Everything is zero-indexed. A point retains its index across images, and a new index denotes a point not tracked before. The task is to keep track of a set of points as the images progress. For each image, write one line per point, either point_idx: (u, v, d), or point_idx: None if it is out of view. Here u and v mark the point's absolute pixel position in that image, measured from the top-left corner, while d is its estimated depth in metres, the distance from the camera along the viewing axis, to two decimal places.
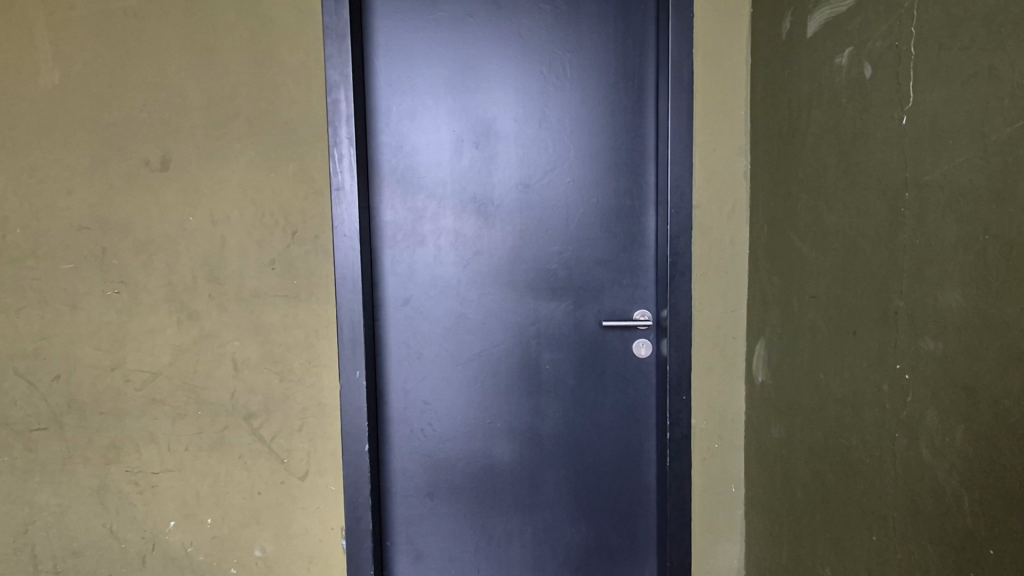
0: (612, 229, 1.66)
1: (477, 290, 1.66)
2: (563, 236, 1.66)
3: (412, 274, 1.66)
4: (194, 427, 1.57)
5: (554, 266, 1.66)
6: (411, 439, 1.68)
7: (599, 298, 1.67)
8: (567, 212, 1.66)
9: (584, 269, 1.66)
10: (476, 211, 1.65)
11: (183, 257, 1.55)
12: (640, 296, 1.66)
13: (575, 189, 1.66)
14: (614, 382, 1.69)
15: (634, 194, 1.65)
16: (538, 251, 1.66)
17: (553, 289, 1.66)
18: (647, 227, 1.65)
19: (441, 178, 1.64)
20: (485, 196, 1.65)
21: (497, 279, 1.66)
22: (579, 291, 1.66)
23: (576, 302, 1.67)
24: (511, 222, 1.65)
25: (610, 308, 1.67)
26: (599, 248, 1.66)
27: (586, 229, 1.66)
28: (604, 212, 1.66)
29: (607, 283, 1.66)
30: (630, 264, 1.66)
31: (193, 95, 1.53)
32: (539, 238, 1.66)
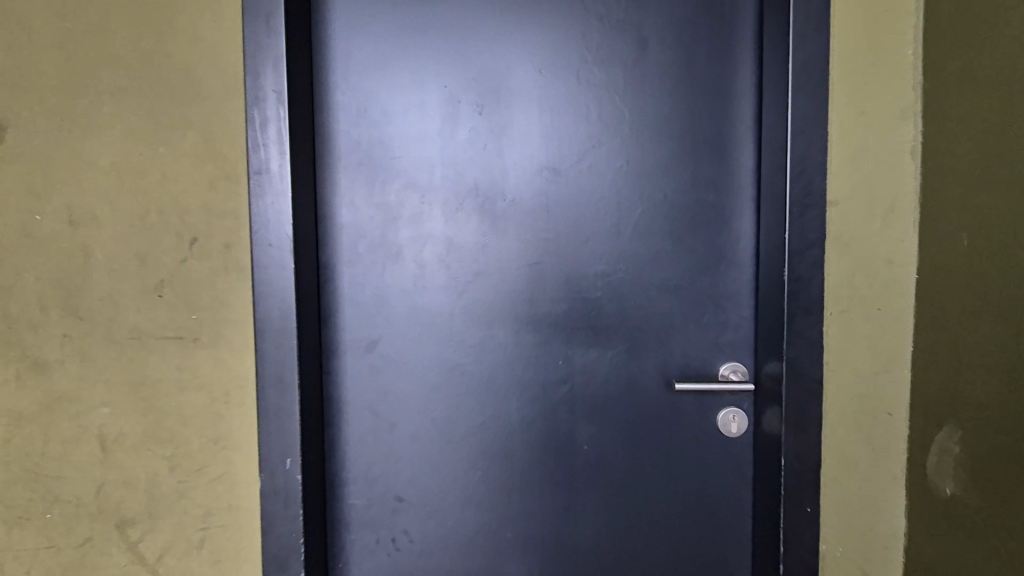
0: (686, 239, 1.08)
1: (480, 330, 1.10)
2: (611, 249, 1.09)
3: (381, 303, 1.09)
4: (40, 539, 1.02)
5: (597, 295, 1.09)
6: (377, 552, 1.12)
7: (666, 346, 1.09)
8: (617, 212, 1.08)
9: (642, 301, 1.09)
10: (478, 210, 1.08)
11: (24, 277, 1.00)
12: (727, 342, 1.09)
13: (631, 177, 1.08)
14: (685, 472, 1.11)
15: (722, 186, 1.07)
16: (572, 272, 1.09)
17: (595, 331, 1.09)
18: (741, 236, 1.07)
19: (425, 160, 1.08)
20: (491, 187, 1.08)
21: (509, 314, 1.09)
22: (634, 334, 1.09)
23: (628, 350, 1.09)
24: (532, 228, 1.08)
25: (682, 361, 1.09)
26: (666, 269, 1.08)
27: (647, 239, 1.08)
28: (675, 212, 1.08)
29: (678, 321, 1.09)
30: (714, 294, 1.08)
31: (36, 24, 0.97)
32: (575, 252, 1.09)
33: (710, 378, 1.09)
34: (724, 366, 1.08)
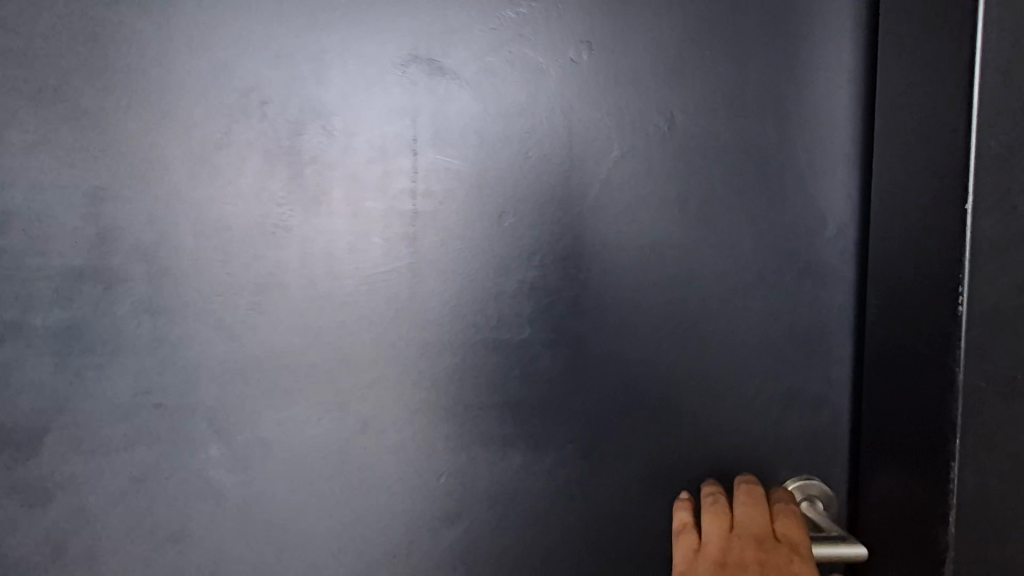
0: (719, 219, 0.51)
1: (279, 412, 0.51)
2: (560, 238, 0.51)
3: (58, 357, 0.50)
4: None
5: (530, 335, 0.51)
6: None
7: (671, 439, 0.52)
8: (573, 160, 0.51)
9: (621, 348, 0.52)
10: (271, 151, 0.49)
11: None
12: (793, 429, 0.53)
13: (605, 85, 0.50)
14: None
15: (793, 105, 0.51)
16: (478, 287, 0.51)
17: (526, 410, 0.52)
18: (830, 211, 0.51)
19: (150, 39, 0.49)
20: (300, 101, 0.49)
21: (341, 377, 0.51)
22: (605, 416, 0.52)
23: (594, 449, 0.52)
24: (389, 191, 0.50)
25: (703, 471, 0.53)
26: (677, 279, 0.51)
27: (636, 219, 0.51)
28: (696, 162, 0.51)
29: (695, 387, 0.52)
30: (772, 333, 0.52)
31: None
32: (482, 242, 0.51)
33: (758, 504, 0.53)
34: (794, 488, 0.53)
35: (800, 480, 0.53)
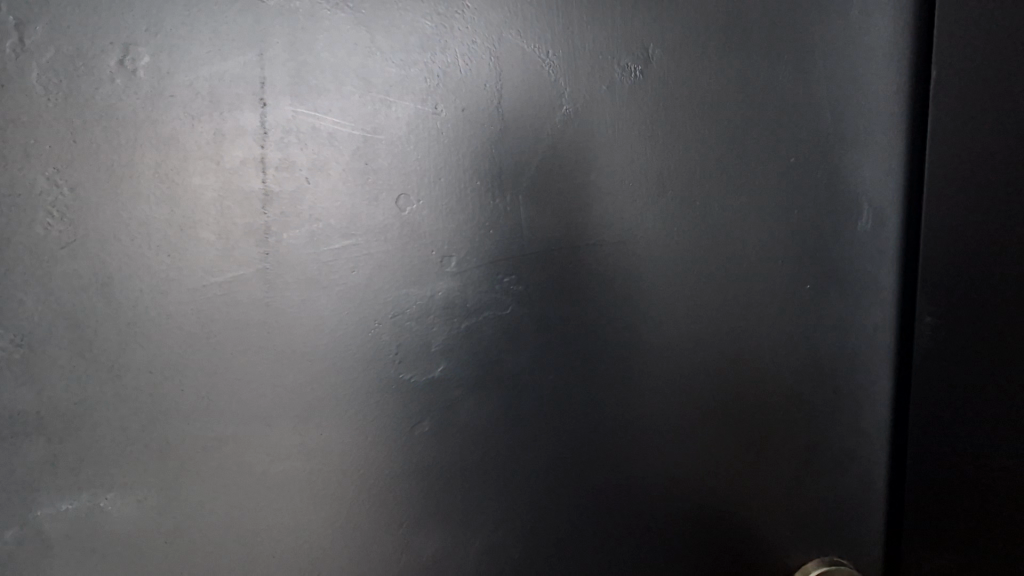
0: (710, 209, 0.37)
1: (60, 501, 0.33)
2: (490, 233, 0.35)
3: None
4: None
5: (447, 376, 0.35)
6: None
7: (642, 512, 0.38)
8: (509, 118, 0.34)
9: (577, 389, 0.37)
10: (34, 94, 0.31)
11: None
12: (797, 494, 0.40)
13: (557, 10, 0.35)
14: None
15: (810, 51, 0.37)
16: (369, 307, 0.34)
17: (444, 483, 0.36)
18: (854, 200, 0.38)
19: None
20: (82, 14, 0.31)
21: (161, 444, 0.34)
22: (555, 486, 0.37)
23: (540, 533, 0.37)
24: (228, 164, 0.33)
25: (682, 553, 0.39)
26: (653, 294, 0.37)
27: (599, 207, 0.36)
28: (680, 128, 0.36)
29: (677, 441, 0.38)
30: (776, 366, 0.38)
31: None
32: (374, 242, 0.34)
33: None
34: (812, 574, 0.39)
35: (808, 557, 0.40)
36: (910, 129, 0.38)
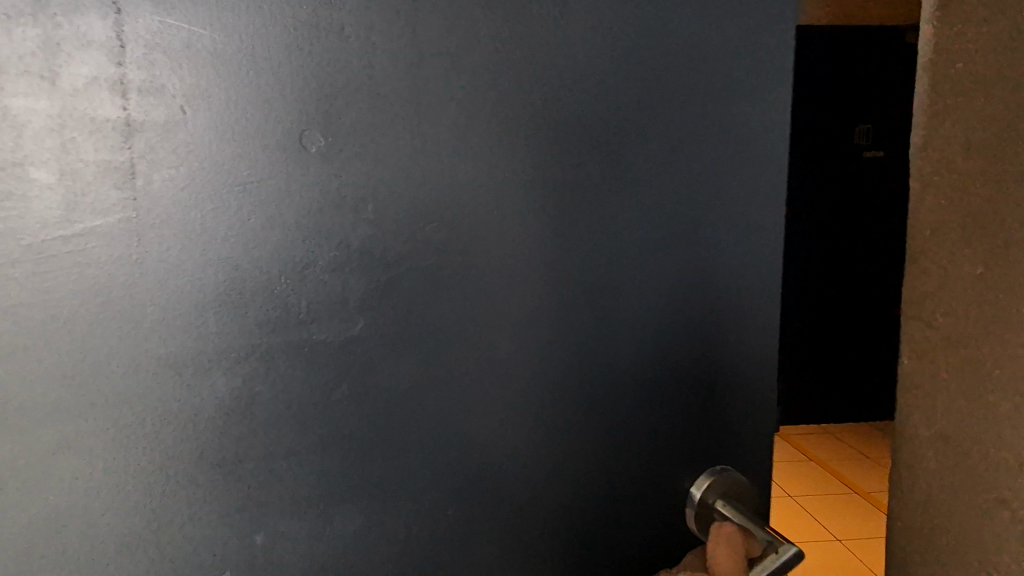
0: (621, 157, 0.34)
1: None
2: (381, 180, 0.31)
3: None
4: None
5: (345, 336, 0.32)
6: None
7: (553, 479, 0.36)
8: (404, 47, 0.31)
9: (476, 350, 0.34)
10: None
11: None
12: (705, 459, 0.37)
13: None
14: None
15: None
16: (256, 261, 0.31)
17: (347, 453, 0.33)
18: (773, 139, 0.35)
19: None
20: None
21: (32, 421, 0.30)
22: (462, 454, 0.34)
23: (459, 506, 0.35)
24: (74, 87, 0.28)
25: (592, 527, 0.36)
26: (553, 246, 0.34)
27: (488, 150, 0.32)
28: (581, 63, 0.33)
29: (587, 404, 0.35)
30: (649, 317, 0.35)
31: None
32: (260, 189, 0.30)
33: (672, 561, 0.38)
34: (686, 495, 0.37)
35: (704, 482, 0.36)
36: None
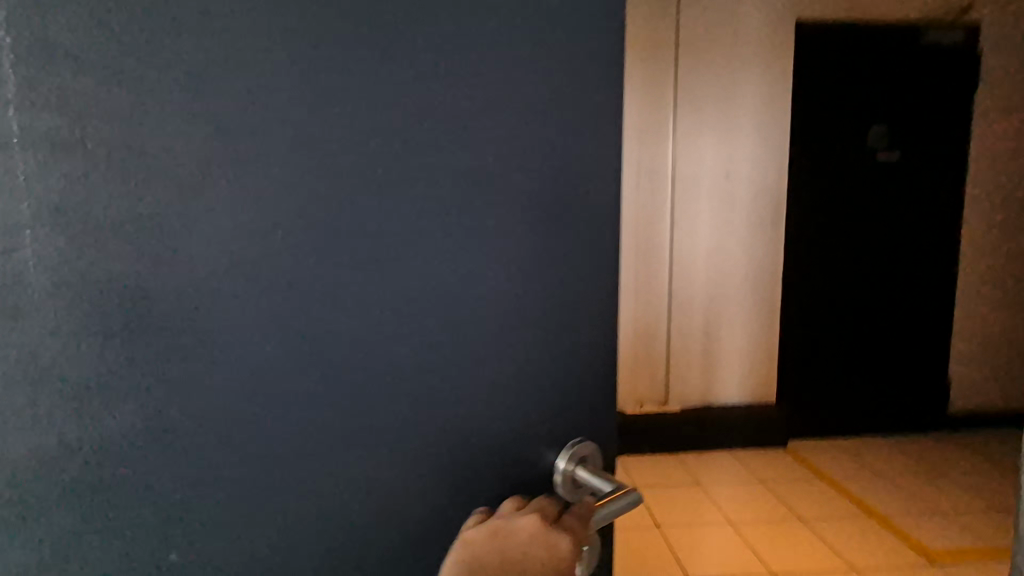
0: (428, 124, 0.39)
1: None
2: (212, 145, 0.36)
3: None
4: None
5: (221, 363, 0.38)
6: None
7: (425, 449, 0.42)
8: (256, 117, 0.36)
9: (365, 373, 0.40)
10: None
11: None
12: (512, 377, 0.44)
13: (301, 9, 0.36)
14: None
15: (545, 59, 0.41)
16: (123, 299, 0.36)
17: (225, 459, 0.39)
18: (613, 198, 0.44)
19: None
20: None
21: None
22: (347, 460, 0.41)
23: (292, 433, 0.40)
24: None
25: (418, 446, 0.42)
26: (423, 254, 0.40)
27: (337, 143, 0.38)
28: (443, 135, 0.39)
29: (473, 415, 0.43)
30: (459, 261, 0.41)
31: None
32: (127, 234, 0.35)
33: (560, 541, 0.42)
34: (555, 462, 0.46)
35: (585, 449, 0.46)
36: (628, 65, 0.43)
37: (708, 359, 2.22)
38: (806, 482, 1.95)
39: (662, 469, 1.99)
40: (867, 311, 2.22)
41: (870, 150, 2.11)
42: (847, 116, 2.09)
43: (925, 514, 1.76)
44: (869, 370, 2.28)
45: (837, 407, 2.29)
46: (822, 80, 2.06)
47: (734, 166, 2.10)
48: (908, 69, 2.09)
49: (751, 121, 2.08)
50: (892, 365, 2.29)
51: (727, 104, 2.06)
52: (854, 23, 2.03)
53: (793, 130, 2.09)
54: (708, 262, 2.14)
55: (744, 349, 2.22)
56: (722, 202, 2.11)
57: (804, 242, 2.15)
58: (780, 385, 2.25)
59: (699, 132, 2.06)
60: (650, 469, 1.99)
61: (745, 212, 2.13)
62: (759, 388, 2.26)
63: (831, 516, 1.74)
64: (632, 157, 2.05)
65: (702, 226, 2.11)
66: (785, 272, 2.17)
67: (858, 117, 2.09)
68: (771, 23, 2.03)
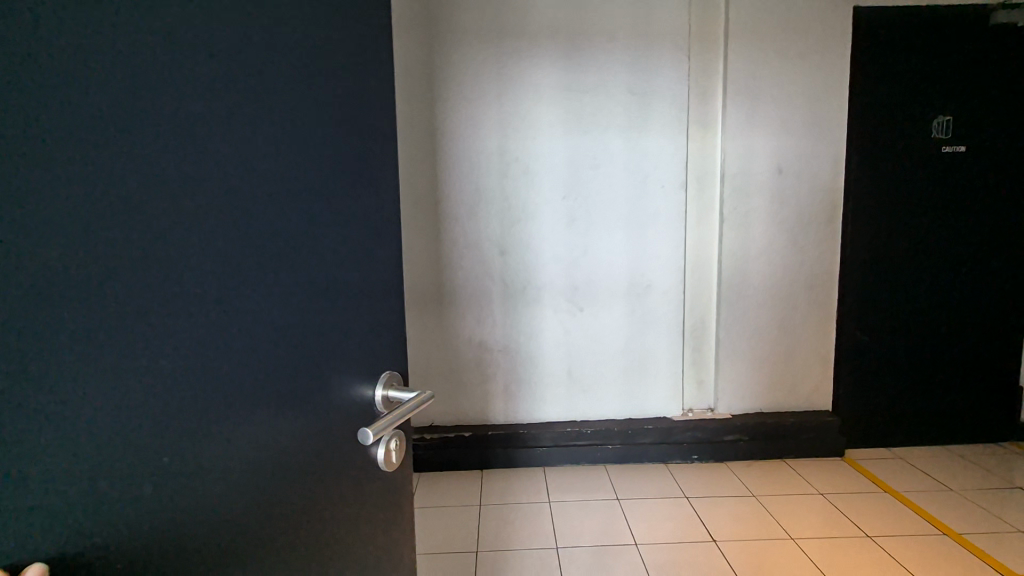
0: (297, 94, 0.49)
1: None
2: (166, 73, 0.38)
3: None
4: None
5: (159, 348, 0.38)
6: None
7: (303, 354, 0.52)
8: (211, 101, 0.41)
9: (282, 316, 0.49)
10: None
11: None
12: (346, 294, 0.57)
13: (251, 38, 0.45)
14: (367, 536, 0.64)
15: (362, 71, 0.59)
16: (119, 281, 0.35)
17: (197, 403, 0.41)
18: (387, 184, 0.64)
19: None
20: None
21: None
22: (275, 396, 0.49)
23: (227, 343, 0.44)
24: None
25: (299, 348, 0.52)
26: (297, 193, 0.50)
27: (250, 89, 0.44)
28: (322, 137, 0.53)
29: (340, 344, 0.57)
30: (318, 199, 0.52)
31: None
32: (124, 198, 0.35)
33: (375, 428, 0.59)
34: (376, 388, 0.64)
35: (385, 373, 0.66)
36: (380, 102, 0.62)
37: (759, 366, 2.10)
38: (872, 497, 1.82)
39: (712, 482, 1.91)
40: (928, 314, 2.08)
41: (932, 143, 1.98)
42: (905, 109, 1.96)
43: (994, 524, 1.66)
44: (931, 378, 2.13)
45: (896, 417, 2.15)
46: (876, 71, 1.95)
47: (786, 162, 1.99)
48: (960, 61, 1.95)
49: (804, 115, 1.97)
50: (959, 372, 2.13)
51: (770, 99, 1.95)
52: (910, 10, 1.92)
53: (849, 124, 1.98)
54: (760, 264, 2.04)
55: (797, 355, 2.11)
56: (773, 200, 2.01)
57: (860, 242, 2.03)
58: (835, 393, 2.12)
59: (749, 128, 1.97)
60: (700, 483, 1.91)
61: (799, 210, 2.02)
62: (812, 396, 2.13)
63: (904, 534, 1.62)
64: (678, 155, 1.96)
65: (754, 225, 2.02)
66: (843, 274, 2.05)
67: (917, 109, 1.96)
68: (825, 12, 1.92)
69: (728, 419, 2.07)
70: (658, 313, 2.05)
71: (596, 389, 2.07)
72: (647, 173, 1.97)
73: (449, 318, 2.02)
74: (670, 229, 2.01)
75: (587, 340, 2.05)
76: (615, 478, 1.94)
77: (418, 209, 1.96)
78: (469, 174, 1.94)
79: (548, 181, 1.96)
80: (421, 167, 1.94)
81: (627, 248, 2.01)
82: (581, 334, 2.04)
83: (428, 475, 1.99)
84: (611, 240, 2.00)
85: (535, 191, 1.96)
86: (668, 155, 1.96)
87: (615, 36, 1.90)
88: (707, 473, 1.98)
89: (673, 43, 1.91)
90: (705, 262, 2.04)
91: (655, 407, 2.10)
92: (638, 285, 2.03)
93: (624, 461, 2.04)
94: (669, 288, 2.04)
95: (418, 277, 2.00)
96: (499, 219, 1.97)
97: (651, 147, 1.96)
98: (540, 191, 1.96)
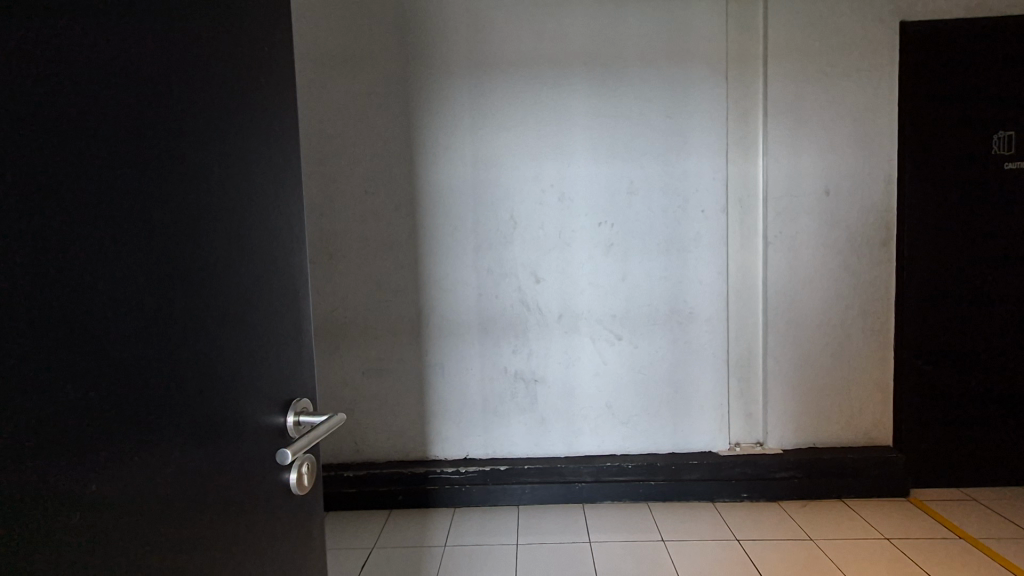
0: (226, 130, 0.54)
1: None
2: (124, 111, 0.42)
3: None
4: None
5: (114, 353, 0.41)
6: None
7: (234, 368, 0.55)
8: (156, 136, 0.45)
9: (214, 332, 0.52)
10: None
11: None
12: (268, 312, 0.61)
13: (186, 83, 0.49)
14: (282, 561, 0.64)
15: (261, 97, 0.61)
16: (73, 292, 0.38)
17: (140, 407, 0.44)
18: (298, 219, 0.68)
19: None
20: None
21: None
22: (205, 408, 0.51)
23: (168, 357, 0.46)
24: None
25: (230, 361, 0.55)
26: (226, 217, 0.54)
27: (189, 126, 0.49)
28: (246, 170, 0.57)
29: (261, 363, 0.60)
30: (245, 224, 0.57)
31: None
32: (83, 220, 0.38)
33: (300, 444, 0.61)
34: (287, 415, 0.65)
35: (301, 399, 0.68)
36: (292, 145, 0.67)
37: (804, 399, 1.98)
38: (942, 542, 1.66)
39: (765, 522, 1.79)
40: (994, 342, 1.93)
41: (993, 160, 1.87)
42: (968, 124, 1.86)
43: None
44: (998, 412, 1.96)
45: (955, 454, 1.98)
46: (928, 86, 1.86)
47: (835, 183, 1.91)
48: (1003, 77, 1.85)
49: (853, 133, 1.90)
50: None
51: (799, 121, 1.89)
52: (953, 25, 1.84)
53: (901, 142, 1.89)
54: (809, 290, 1.94)
55: (850, 386, 1.97)
56: (822, 222, 1.92)
57: (910, 264, 1.91)
58: (898, 428, 1.97)
59: (794, 148, 1.90)
60: (753, 524, 1.78)
61: (851, 233, 1.92)
62: (872, 431, 1.98)
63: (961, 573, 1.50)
64: (718, 177, 1.90)
65: (798, 249, 1.93)
66: (900, 299, 1.93)
67: (970, 125, 1.86)
68: (871, 29, 1.86)
69: (781, 453, 1.94)
70: (702, 341, 1.96)
71: (637, 421, 1.99)
72: (687, 196, 1.92)
73: (484, 348, 1.98)
74: (712, 255, 1.93)
75: (625, 371, 1.97)
76: (660, 517, 1.84)
77: (450, 237, 1.94)
78: (499, 202, 1.93)
79: (584, 208, 1.93)
80: (447, 196, 1.93)
81: (668, 274, 1.95)
82: (621, 365, 1.97)
83: (421, 510, 1.94)
84: (651, 265, 1.94)
85: (570, 217, 1.93)
86: (706, 177, 1.91)
87: (650, 59, 1.88)
88: (759, 513, 1.86)
89: (711, 66, 1.88)
90: (750, 286, 1.96)
91: (699, 441, 1.99)
92: (680, 312, 1.96)
93: (669, 499, 1.94)
94: (714, 315, 1.96)
95: (452, 307, 1.97)
96: (527, 247, 1.94)
97: (689, 169, 1.91)
98: (575, 217, 1.93)
